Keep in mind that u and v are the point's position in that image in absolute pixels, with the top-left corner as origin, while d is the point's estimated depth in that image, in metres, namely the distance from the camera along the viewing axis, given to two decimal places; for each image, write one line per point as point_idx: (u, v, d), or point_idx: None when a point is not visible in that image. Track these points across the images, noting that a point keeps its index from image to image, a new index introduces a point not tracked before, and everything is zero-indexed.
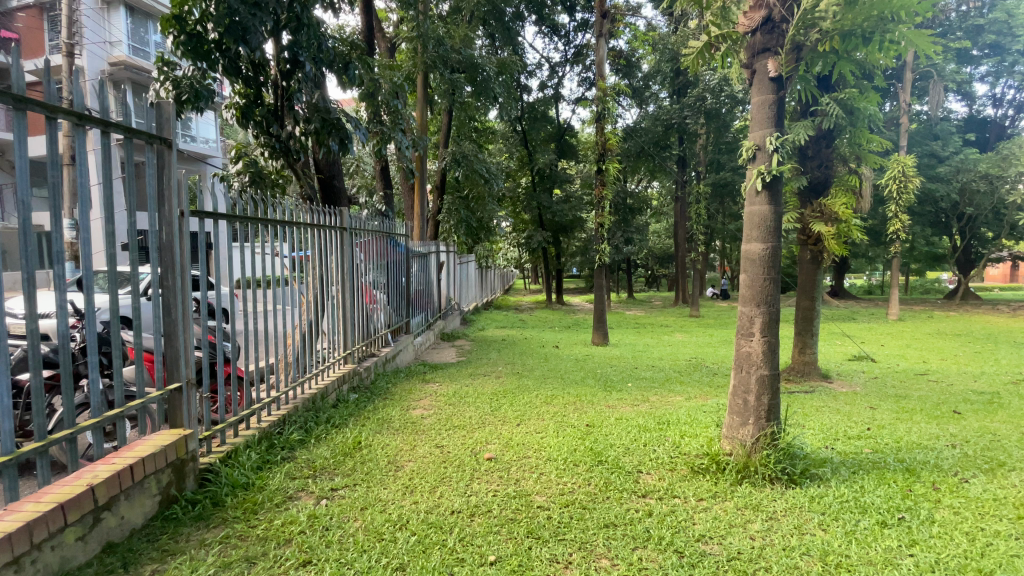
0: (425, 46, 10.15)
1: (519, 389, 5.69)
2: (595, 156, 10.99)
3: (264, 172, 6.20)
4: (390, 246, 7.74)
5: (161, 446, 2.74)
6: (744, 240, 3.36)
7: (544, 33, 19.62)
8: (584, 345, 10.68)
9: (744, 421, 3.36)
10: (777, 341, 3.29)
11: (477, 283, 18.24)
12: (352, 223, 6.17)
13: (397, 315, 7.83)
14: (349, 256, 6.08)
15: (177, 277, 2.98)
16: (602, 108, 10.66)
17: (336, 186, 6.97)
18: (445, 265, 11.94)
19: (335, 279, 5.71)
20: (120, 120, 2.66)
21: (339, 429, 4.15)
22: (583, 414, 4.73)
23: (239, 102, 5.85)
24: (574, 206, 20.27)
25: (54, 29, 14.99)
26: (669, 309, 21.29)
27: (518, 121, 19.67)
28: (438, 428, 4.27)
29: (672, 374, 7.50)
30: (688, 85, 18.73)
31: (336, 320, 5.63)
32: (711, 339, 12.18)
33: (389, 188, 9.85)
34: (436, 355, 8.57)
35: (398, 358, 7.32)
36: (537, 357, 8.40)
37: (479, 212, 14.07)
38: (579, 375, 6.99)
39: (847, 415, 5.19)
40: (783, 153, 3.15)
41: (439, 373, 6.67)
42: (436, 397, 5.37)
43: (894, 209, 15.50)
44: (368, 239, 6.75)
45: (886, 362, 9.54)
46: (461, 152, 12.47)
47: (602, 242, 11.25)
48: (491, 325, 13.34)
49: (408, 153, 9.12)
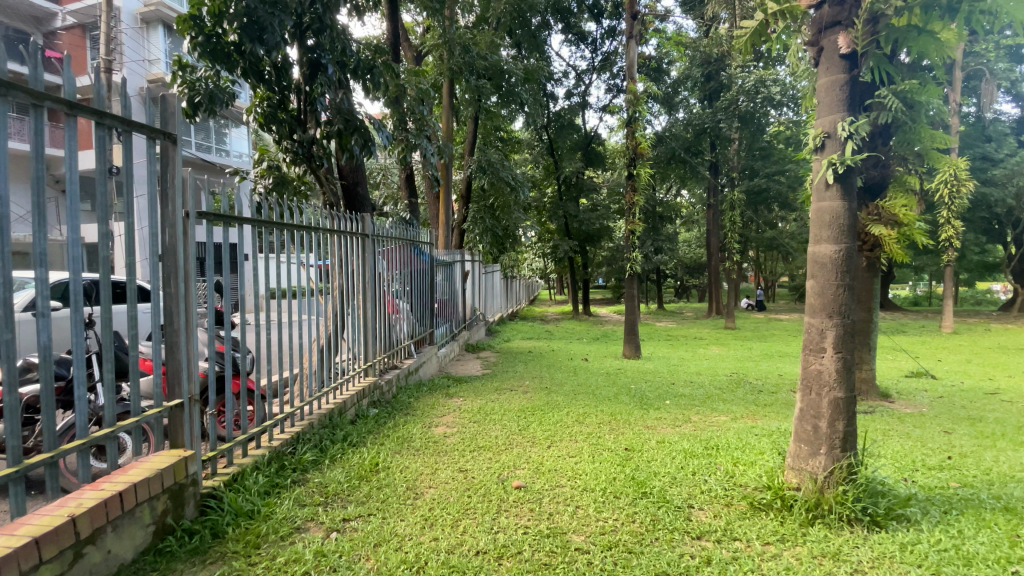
0: (451, 53, 9.99)
1: (549, 406, 5.29)
2: (626, 161, 10.57)
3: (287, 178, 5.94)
4: (414, 254, 7.49)
5: (157, 469, 2.48)
6: (812, 241, 2.93)
7: (570, 40, 19.44)
8: (615, 358, 10.23)
9: (815, 451, 2.91)
10: (853, 357, 2.85)
11: (503, 294, 17.95)
12: (376, 229, 5.97)
13: (421, 326, 7.54)
14: (373, 266, 5.88)
15: (181, 284, 2.73)
16: (633, 112, 10.24)
17: (360, 193, 6.73)
18: (470, 274, 11.64)
19: (357, 288, 5.48)
20: (115, 111, 2.42)
21: (356, 448, 3.84)
22: (620, 436, 4.31)
23: (261, 107, 5.72)
24: (601, 215, 19.86)
25: (96, 49, 15.64)
26: (701, 321, 20.52)
27: (545, 129, 19.47)
28: (461, 449, 3.92)
29: (713, 390, 6.99)
30: (720, 90, 18.17)
31: (356, 331, 5.38)
32: (750, 353, 11.53)
33: (414, 196, 9.66)
34: (461, 367, 8.23)
35: (422, 370, 7.00)
36: (567, 371, 7.98)
37: (505, 220, 13.81)
38: (613, 391, 6.55)
39: (920, 441, 4.62)
40: (858, 140, 2.74)
41: (464, 387, 6.30)
42: (460, 413, 5.02)
43: (946, 215, 14.49)
44: (391, 246, 6.51)
45: (948, 379, 8.72)
46: (487, 160, 12.26)
47: (633, 250, 10.80)
48: (517, 336, 12.98)
49: (433, 160, 8.93)
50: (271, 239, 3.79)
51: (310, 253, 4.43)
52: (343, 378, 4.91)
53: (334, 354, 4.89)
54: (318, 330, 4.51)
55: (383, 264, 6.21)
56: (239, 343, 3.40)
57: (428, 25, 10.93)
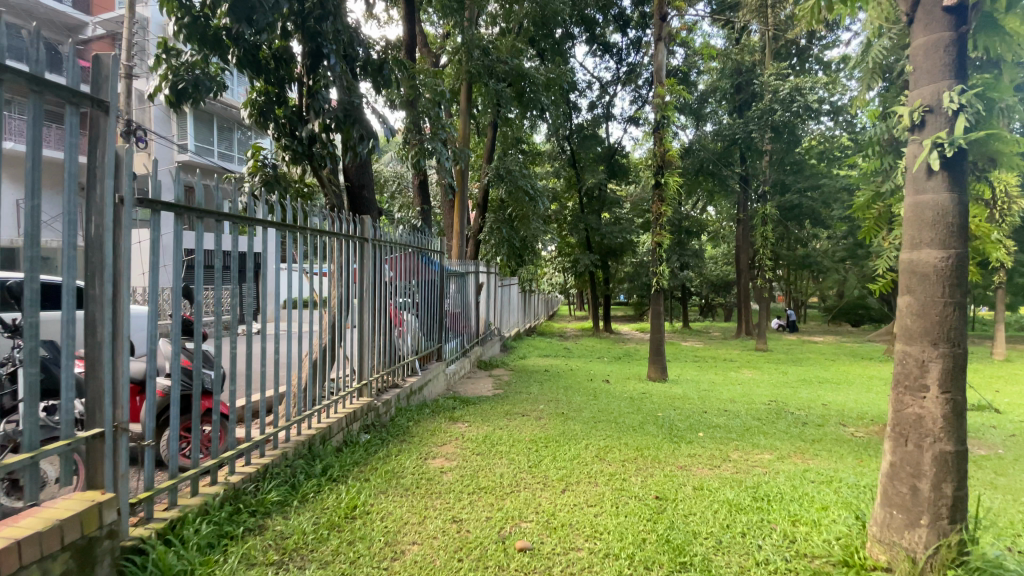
0: (470, 55, 9.60)
1: (564, 437, 4.63)
2: (652, 169, 9.92)
3: (283, 177, 5.48)
4: (423, 262, 6.96)
5: (58, 519, 1.97)
6: (907, 247, 2.27)
7: (595, 51, 19.05)
8: (638, 380, 9.51)
9: (913, 522, 2.22)
10: (964, 397, 2.18)
11: (520, 309, 17.36)
12: (381, 235, 5.50)
13: (427, 340, 6.96)
14: (378, 274, 5.43)
15: (109, 284, 2.23)
16: (660, 118, 9.60)
17: (366, 196, 6.19)
18: (485, 286, 11.08)
19: (356, 298, 4.96)
20: (21, 66, 1.93)
21: (334, 486, 3.25)
22: (649, 479, 3.64)
23: (256, 99, 5.32)
24: (625, 228, 19.19)
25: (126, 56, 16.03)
26: (729, 341, 19.53)
27: (567, 141, 19.05)
28: (458, 491, 3.30)
29: (750, 422, 6.24)
30: (751, 100, 17.45)
31: (354, 345, 4.84)
32: (786, 379, 10.64)
33: (427, 203, 9.21)
34: (471, 386, 7.63)
35: (426, 389, 6.40)
36: (585, 394, 7.31)
37: (524, 232, 13.23)
38: (637, 420, 5.87)
39: (1012, 494, 3.82)
40: (972, 115, 2.10)
41: (470, 410, 5.66)
42: (463, 443, 4.39)
43: (1000, 233, 13.40)
44: (395, 253, 5.97)
45: (1019, 415, 7.70)
46: (505, 167, 11.81)
47: (659, 264, 10.11)
48: (534, 353, 12.31)
49: (448, 166, 8.48)
50: (254, 238, 3.43)
51: (304, 257, 4.07)
52: (337, 395, 4.38)
53: (327, 371, 4.40)
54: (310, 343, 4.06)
55: (388, 273, 5.72)
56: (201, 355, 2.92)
57: (448, 29, 10.63)
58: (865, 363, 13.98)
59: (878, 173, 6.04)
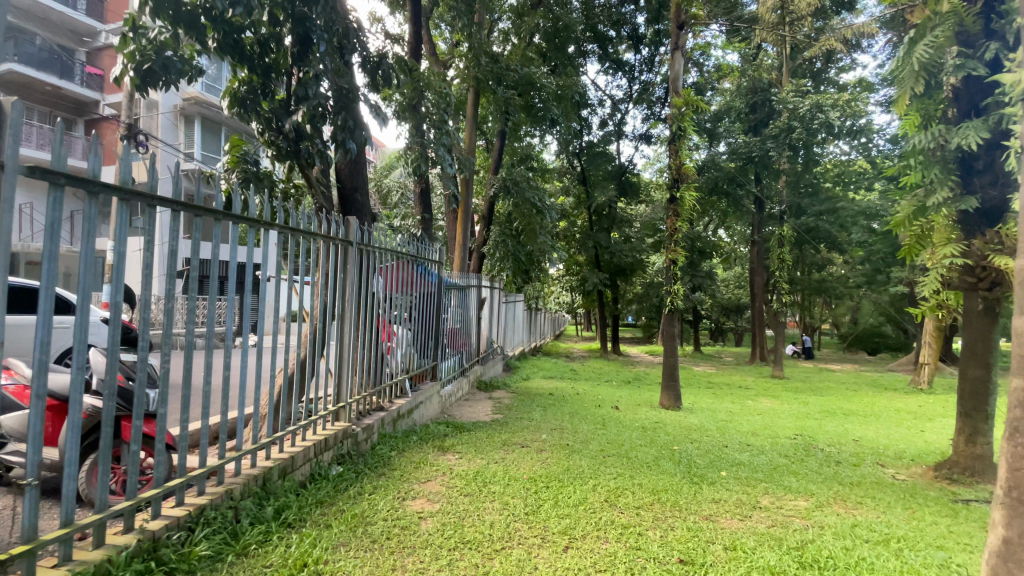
0: (478, 61, 9.26)
1: (568, 475, 4.02)
2: (668, 183, 9.40)
3: (265, 175, 4.98)
4: (420, 273, 6.42)
5: None
6: None
7: (607, 69, 18.84)
8: (650, 407, 8.89)
9: None
10: None
11: (525, 327, 16.85)
12: (373, 241, 5.02)
13: (421, 358, 6.39)
14: (369, 284, 4.96)
15: None
16: (676, 130, 9.10)
17: (358, 200, 5.70)
18: (487, 302, 10.52)
19: (343, 309, 4.46)
20: None
21: (284, 535, 2.67)
22: (670, 535, 3.03)
23: (239, 90, 4.87)
24: (635, 247, 18.66)
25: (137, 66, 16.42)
26: (743, 367, 18.79)
27: (577, 157, 18.70)
28: (437, 546, 2.72)
29: (777, 459, 5.61)
30: (766, 120, 17.11)
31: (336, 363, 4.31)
32: (808, 410, 9.96)
33: (428, 213, 8.74)
34: (468, 409, 7.02)
35: (417, 413, 5.79)
36: (593, 421, 6.71)
37: (530, 246, 12.68)
38: (652, 454, 5.24)
39: None
40: None
41: (464, 438, 5.04)
42: (451, 479, 3.80)
43: None
44: (387, 262, 5.45)
45: None
46: (512, 179, 11.37)
47: (674, 283, 9.52)
48: (538, 374, 11.70)
49: (452, 173, 8.05)
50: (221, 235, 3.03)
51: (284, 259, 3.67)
52: (313, 417, 3.83)
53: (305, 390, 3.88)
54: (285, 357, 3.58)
55: (380, 284, 5.24)
56: (137, 369, 2.39)
57: (457, 36, 10.33)
58: (890, 394, 13.24)
59: (923, 184, 5.45)
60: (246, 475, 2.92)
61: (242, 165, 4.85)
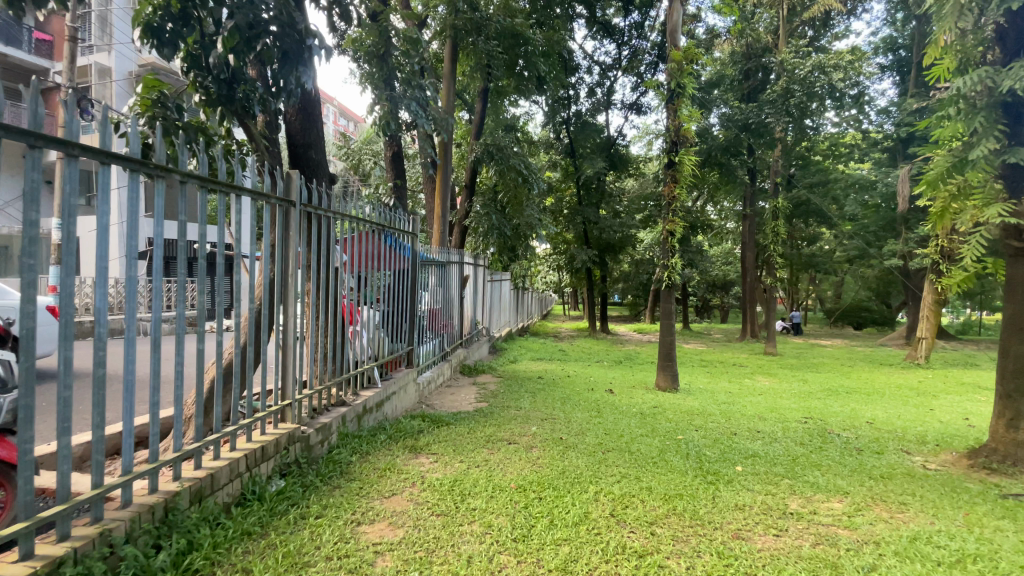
0: (455, 9, 8.23)
1: (567, 481, 3.34)
2: (666, 147, 8.62)
3: (188, 123, 4.07)
4: (391, 244, 5.59)
5: None
6: None
7: (595, 33, 17.79)
8: (647, 389, 8.29)
9: None
10: None
11: (511, 306, 16.14)
12: (330, 205, 4.24)
13: (394, 341, 5.61)
14: (326, 255, 4.20)
15: None
16: (674, 87, 8.31)
17: (313, 158, 4.85)
18: (471, 279, 9.75)
19: (296, 287, 3.69)
20: None
21: None
22: (700, 568, 2.39)
23: (153, 16, 3.80)
24: (625, 222, 17.91)
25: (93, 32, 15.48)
26: (734, 344, 18.41)
27: (564, 128, 17.75)
28: None
29: (796, 448, 5.03)
30: (761, 88, 16.38)
31: (286, 355, 3.52)
32: (809, 388, 9.49)
33: (401, 179, 7.90)
34: (449, 398, 6.29)
35: (388, 405, 5.03)
36: (588, 409, 6.05)
37: (516, 220, 11.83)
38: (656, 447, 4.59)
39: None
40: None
41: (443, 435, 4.32)
42: (425, 490, 3.10)
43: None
44: (350, 229, 4.62)
45: None
46: (495, 144, 10.49)
47: (672, 255, 8.76)
48: (525, 355, 11.04)
49: (426, 131, 7.10)
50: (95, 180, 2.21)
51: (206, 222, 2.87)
52: (255, 416, 3.10)
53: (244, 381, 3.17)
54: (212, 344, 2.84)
55: (343, 256, 4.47)
56: None
57: None
58: (887, 370, 12.91)
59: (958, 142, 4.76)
60: (131, 509, 2.15)
61: (161, 111, 3.94)
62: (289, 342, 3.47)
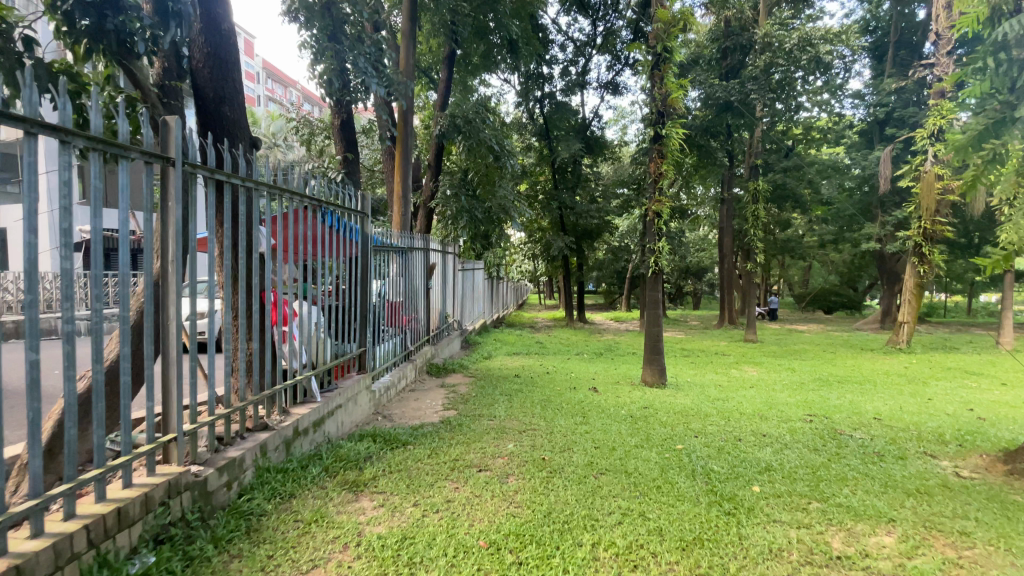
0: None
1: (553, 531, 2.54)
2: (650, 118, 7.83)
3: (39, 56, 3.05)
4: (337, 224, 4.60)
5: None
6: None
7: (568, 6, 16.84)
8: (632, 385, 7.62)
9: None
10: None
11: (484, 296, 15.30)
12: (246, 171, 3.25)
13: (342, 342, 4.68)
14: (239, 237, 3.22)
15: None
16: (660, 51, 7.54)
17: (225, 114, 3.82)
18: (439, 268, 8.85)
19: (192, 280, 2.72)
20: None
21: None
22: None
23: None
24: (602, 207, 17.20)
25: None
26: (713, 331, 18.03)
27: (536, 107, 16.85)
28: None
29: (809, 455, 4.40)
30: (740, 66, 15.81)
31: (170, 379, 2.54)
32: (800, 378, 9.00)
33: (353, 152, 6.98)
34: (411, 406, 5.44)
35: (333, 422, 4.12)
36: (569, 412, 5.31)
37: (487, 202, 10.90)
38: (655, 463, 3.86)
39: None
40: None
41: (395, 461, 3.46)
42: (364, 557, 2.26)
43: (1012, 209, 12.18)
44: (275, 204, 3.62)
45: None
46: (462, 116, 9.54)
47: (658, 238, 8.04)
48: (500, 350, 10.21)
49: (379, 93, 6.12)
50: None
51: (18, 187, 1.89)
52: (115, 463, 2.17)
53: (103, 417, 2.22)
54: (32, 367, 1.88)
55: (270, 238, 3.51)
56: None
57: None
58: (869, 355, 12.63)
59: (991, 101, 4.11)
60: None
61: (1, 43, 2.87)
62: (177, 355, 2.52)
